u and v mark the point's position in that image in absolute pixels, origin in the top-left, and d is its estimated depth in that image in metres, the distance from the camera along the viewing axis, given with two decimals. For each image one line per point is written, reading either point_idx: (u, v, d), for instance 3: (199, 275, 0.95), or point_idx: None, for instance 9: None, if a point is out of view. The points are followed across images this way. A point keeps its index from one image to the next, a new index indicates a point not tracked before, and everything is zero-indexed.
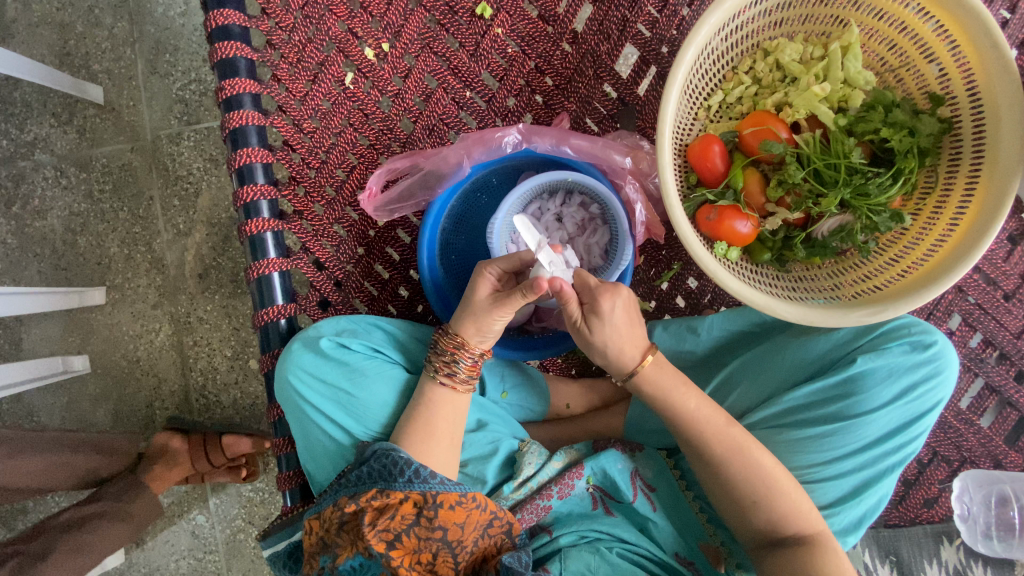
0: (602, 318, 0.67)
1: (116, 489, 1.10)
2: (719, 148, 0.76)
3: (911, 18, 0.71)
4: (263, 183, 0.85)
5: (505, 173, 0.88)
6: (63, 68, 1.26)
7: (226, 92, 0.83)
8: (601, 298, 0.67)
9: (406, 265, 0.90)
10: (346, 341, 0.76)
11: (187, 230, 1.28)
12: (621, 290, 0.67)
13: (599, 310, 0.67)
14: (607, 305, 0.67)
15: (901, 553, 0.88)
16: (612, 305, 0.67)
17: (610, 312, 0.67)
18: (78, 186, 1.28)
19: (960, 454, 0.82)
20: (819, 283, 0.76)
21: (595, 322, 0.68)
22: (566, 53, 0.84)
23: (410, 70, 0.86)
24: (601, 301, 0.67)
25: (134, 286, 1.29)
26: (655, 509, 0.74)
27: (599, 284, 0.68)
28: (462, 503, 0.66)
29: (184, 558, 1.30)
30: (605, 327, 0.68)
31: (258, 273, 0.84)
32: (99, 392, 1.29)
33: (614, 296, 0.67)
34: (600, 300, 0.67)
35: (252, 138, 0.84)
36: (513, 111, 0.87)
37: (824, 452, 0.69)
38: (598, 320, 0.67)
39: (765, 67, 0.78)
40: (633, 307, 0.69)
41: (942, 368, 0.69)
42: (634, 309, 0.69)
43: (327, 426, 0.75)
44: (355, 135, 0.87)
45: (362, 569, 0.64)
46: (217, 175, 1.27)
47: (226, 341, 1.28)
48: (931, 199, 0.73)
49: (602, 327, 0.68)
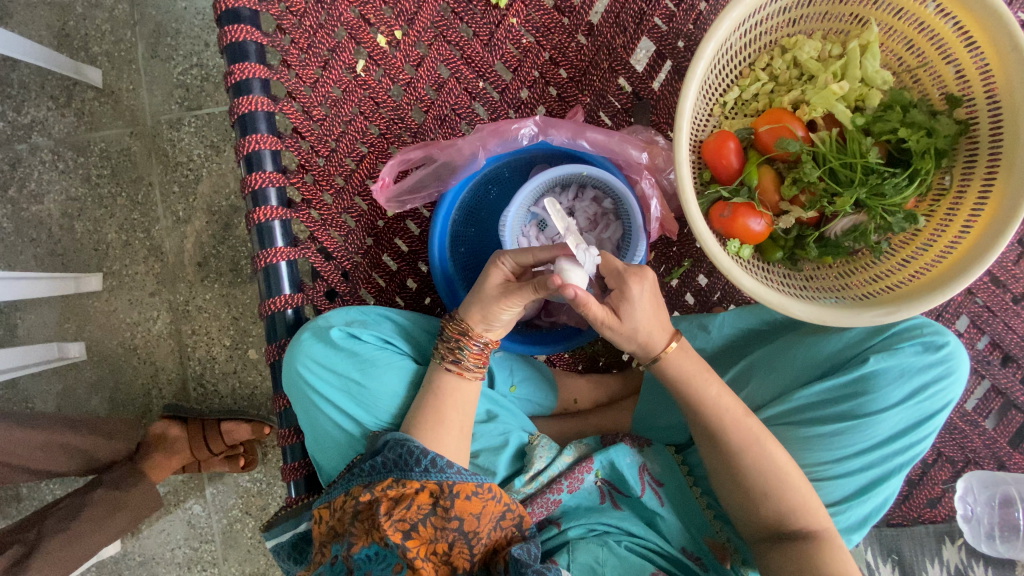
0: (633, 303, 0.66)
1: (113, 476, 1.08)
2: (735, 145, 0.75)
3: (931, 18, 0.71)
4: (271, 171, 0.83)
5: (518, 166, 0.87)
6: (61, 49, 1.24)
7: (235, 76, 0.81)
8: (629, 282, 0.66)
9: (414, 256, 0.89)
10: (357, 332, 0.75)
11: (187, 218, 1.26)
12: (648, 273, 0.67)
13: (628, 294, 0.66)
14: (635, 290, 0.66)
15: (903, 552, 0.90)
16: (641, 290, 0.66)
17: (640, 297, 0.66)
18: (75, 171, 1.26)
19: (964, 454, 0.83)
20: (830, 282, 0.76)
21: (623, 312, 0.66)
22: (581, 45, 0.84)
23: (423, 58, 0.85)
24: (629, 285, 0.66)
25: (132, 273, 1.27)
26: (663, 504, 0.74)
27: (626, 268, 0.67)
28: (479, 494, 0.66)
29: (180, 547, 1.29)
30: (635, 312, 0.66)
31: (266, 262, 0.83)
32: (95, 379, 1.27)
33: (642, 279, 0.66)
34: (629, 284, 0.65)
35: (260, 124, 0.82)
36: (526, 103, 0.86)
37: (833, 450, 0.69)
38: (627, 305, 0.66)
39: (782, 64, 0.78)
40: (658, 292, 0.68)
41: (954, 369, 0.69)
42: (659, 295, 0.69)
43: (337, 417, 0.74)
44: (366, 123, 0.86)
45: (376, 560, 0.63)
46: (219, 162, 1.25)
47: (226, 330, 1.27)
48: (945, 200, 0.73)
49: (631, 312, 0.66)
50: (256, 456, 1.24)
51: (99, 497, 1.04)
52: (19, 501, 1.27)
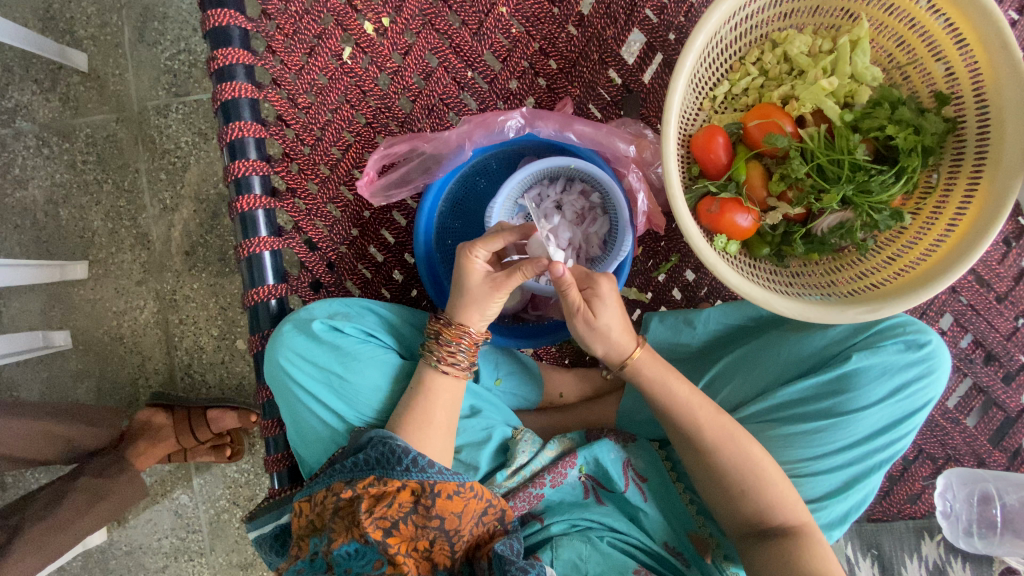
0: (605, 301, 0.67)
1: (97, 465, 1.07)
2: (723, 139, 0.75)
3: (921, 14, 0.70)
4: (255, 159, 0.82)
5: (506, 157, 0.86)
6: (46, 33, 1.21)
7: (218, 62, 0.80)
8: (600, 280, 0.68)
9: (401, 248, 0.88)
10: (339, 325, 0.74)
11: (174, 206, 1.25)
12: (612, 275, 0.69)
13: (601, 291, 0.67)
14: (606, 287, 0.67)
15: (883, 546, 0.91)
16: (611, 288, 0.67)
17: (610, 294, 0.67)
18: (60, 157, 1.24)
19: (945, 451, 0.83)
20: (814, 279, 0.77)
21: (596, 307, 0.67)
22: (571, 36, 0.83)
23: (411, 46, 0.84)
24: (601, 282, 0.67)
25: (118, 261, 1.25)
26: (646, 499, 0.75)
27: (593, 270, 0.69)
28: (461, 492, 0.65)
29: (167, 537, 1.28)
30: (607, 309, 0.67)
31: (249, 252, 0.82)
32: (80, 368, 1.26)
33: (611, 279, 0.68)
34: (601, 280, 0.67)
35: (244, 111, 0.81)
36: (515, 94, 0.85)
37: (815, 447, 0.69)
38: (600, 301, 0.67)
39: (772, 58, 0.77)
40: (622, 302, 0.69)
41: (935, 368, 0.69)
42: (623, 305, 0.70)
43: (319, 410, 0.74)
44: (352, 112, 0.85)
45: (356, 556, 0.63)
46: (206, 149, 1.23)
47: (213, 320, 1.25)
48: (931, 199, 0.73)
49: (603, 309, 0.67)
50: (242, 446, 1.23)
51: (83, 485, 1.03)
52: (3, 490, 1.26)
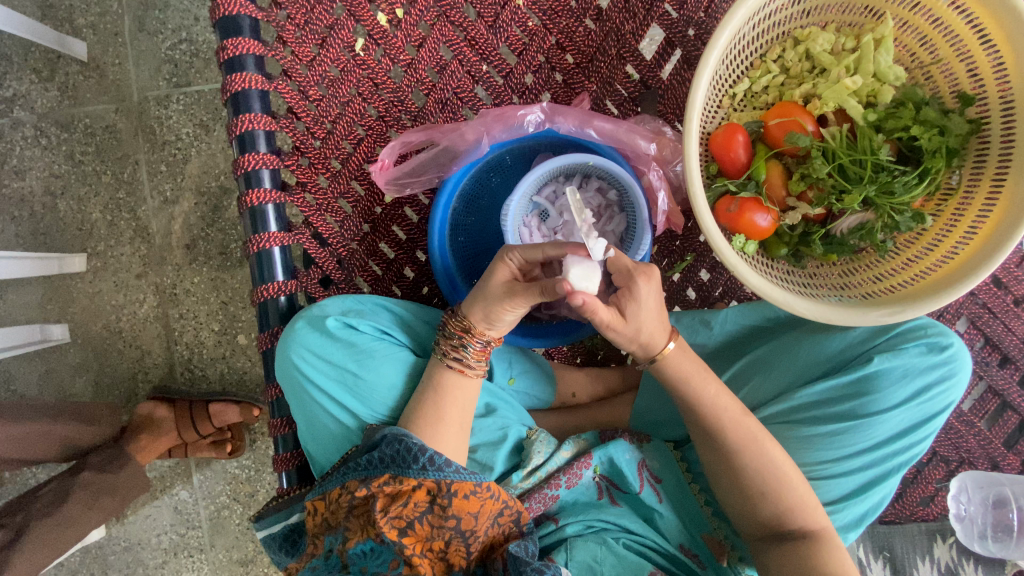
0: (639, 303, 0.64)
1: (97, 461, 1.05)
2: (743, 138, 0.74)
3: (947, 13, 0.69)
4: (265, 152, 0.80)
5: (521, 153, 0.85)
6: (44, 20, 1.18)
7: (227, 52, 0.78)
8: (637, 281, 0.64)
9: (412, 245, 0.87)
10: (354, 322, 0.73)
11: (175, 198, 1.22)
12: (655, 272, 0.65)
13: (636, 293, 0.64)
14: (643, 288, 0.64)
15: (894, 549, 0.91)
16: (649, 289, 0.64)
17: (647, 295, 0.64)
18: (58, 147, 1.21)
19: (959, 454, 0.83)
20: (831, 280, 0.76)
21: (627, 312, 0.64)
22: (589, 30, 0.81)
23: (425, 38, 0.82)
24: (638, 284, 0.64)
25: (118, 254, 1.23)
26: (661, 500, 0.74)
27: (634, 266, 0.64)
28: (477, 492, 0.64)
29: (167, 533, 1.27)
30: (640, 312, 0.64)
31: (258, 247, 0.80)
32: (79, 362, 1.24)
33: (650, 278, 0.64)
34: (638, 281, 0.63)
35: (254, 103, 0.79)
36: (531, 89, 0.83)
37: (834, 449, 0.69)
38: (633, 304, 0.64)
39: (794, 56, 0.76)
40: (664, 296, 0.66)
41: (956, 371, 0.68)
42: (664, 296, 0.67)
43: (332, 409, 0.73)
44: (364, 105, 0.83)
45: (372, 556, 0.62)
46: (208, 142, 1.21)
47: (214, 315, 1.23)
48: (953, 201, 0.72)
49: (636, 310, 0.64)
50: (243, 442, 1.22)
51: (86, 481, 1.01)
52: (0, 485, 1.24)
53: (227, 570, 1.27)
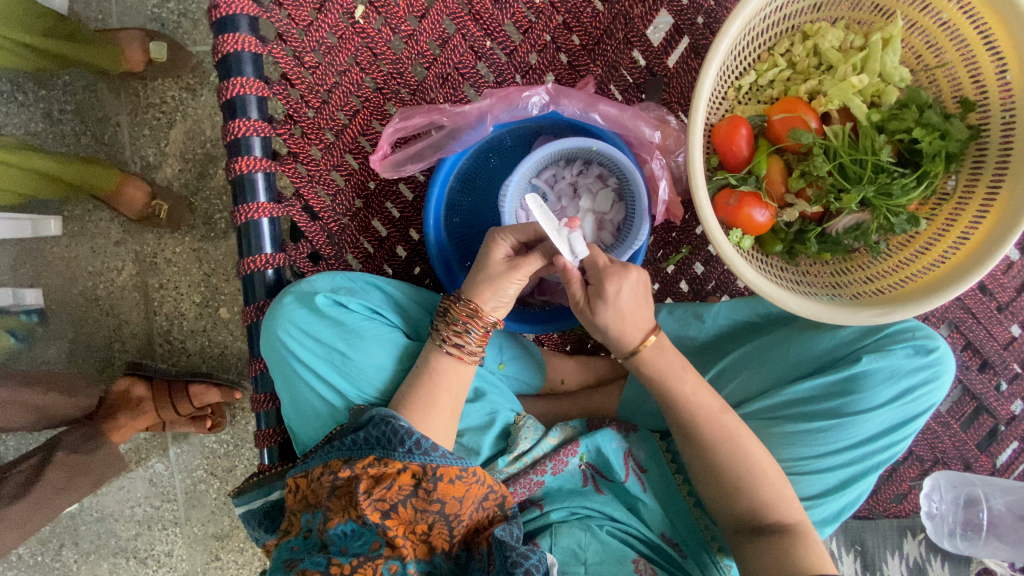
0: (607, 301, 0.66)
1: (71, 441, 1.01)
2: (746, 131, 0.73)
3: (955, 15, 0.69)
4: (256, 119, 0.77)
5: (522, 135, 0.83)
6: None
7: (220, 11, 0.75)
8: (606, 281, 0.66)
9: (405, 223, 0.85)
10: (343, 300, 0.72)
11: (157, 163, 1.18)
12: (630, 274, 0.66)
13: (604, 293, 0.66)
14: (612, 288, 0.65)
15: (866, 543, 0.96)
16: (617, 289, 0.66)
17: (615, 295, 0.66)
18: (35, 104, 1.15)
19: (934, 454, 0.86)
20: (822, 279, 0.76)
21: (596, 303, 0.66)
22: (597, 11, 0.79)
23: (428, 10, 0.79)
24: (605, 284, 0.65)
25: (96, 219, 1.19)
26: (645, 490, 0.75)
27: (607, 266, 0.66)
28: (463, 477, 0.63)
29: (140, 505, 1.25)
30: (608, 309, 0.67)
31: (246, 218, 0.78)
32: (52, 329, 1.20)
33: (620, 280, 0.65)
34: (605, 283, 0.65)
35: (247, 66, 0.76)
36: (535, 69, 0.82)
37: (816, 446, 0.70)
38: (601, 301, 0.66)
39: (802, 51, 0.75)
40: (643, 289, 0.67)
41: (940, 374, 0.70)
42: (645, 293, 0.67)
43: (318, 387, 0.71)
44: (362, 76, 0.80)
45: (353, 536, 0.61)
46: (194, 106, 1.17)
47: (195, 287, 1.20)
48: (948, 204, 0.72)
49: (604, 308, 0.66)
50: (224, 417, 1.19)
51: (59, 461, 0.98)
52: None
53: (201, 544, 1.26)
